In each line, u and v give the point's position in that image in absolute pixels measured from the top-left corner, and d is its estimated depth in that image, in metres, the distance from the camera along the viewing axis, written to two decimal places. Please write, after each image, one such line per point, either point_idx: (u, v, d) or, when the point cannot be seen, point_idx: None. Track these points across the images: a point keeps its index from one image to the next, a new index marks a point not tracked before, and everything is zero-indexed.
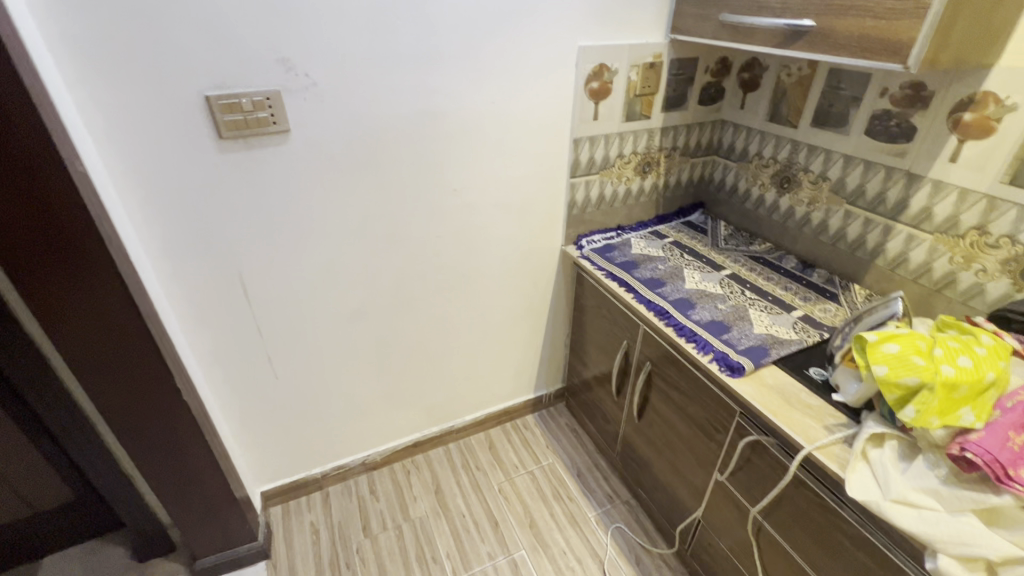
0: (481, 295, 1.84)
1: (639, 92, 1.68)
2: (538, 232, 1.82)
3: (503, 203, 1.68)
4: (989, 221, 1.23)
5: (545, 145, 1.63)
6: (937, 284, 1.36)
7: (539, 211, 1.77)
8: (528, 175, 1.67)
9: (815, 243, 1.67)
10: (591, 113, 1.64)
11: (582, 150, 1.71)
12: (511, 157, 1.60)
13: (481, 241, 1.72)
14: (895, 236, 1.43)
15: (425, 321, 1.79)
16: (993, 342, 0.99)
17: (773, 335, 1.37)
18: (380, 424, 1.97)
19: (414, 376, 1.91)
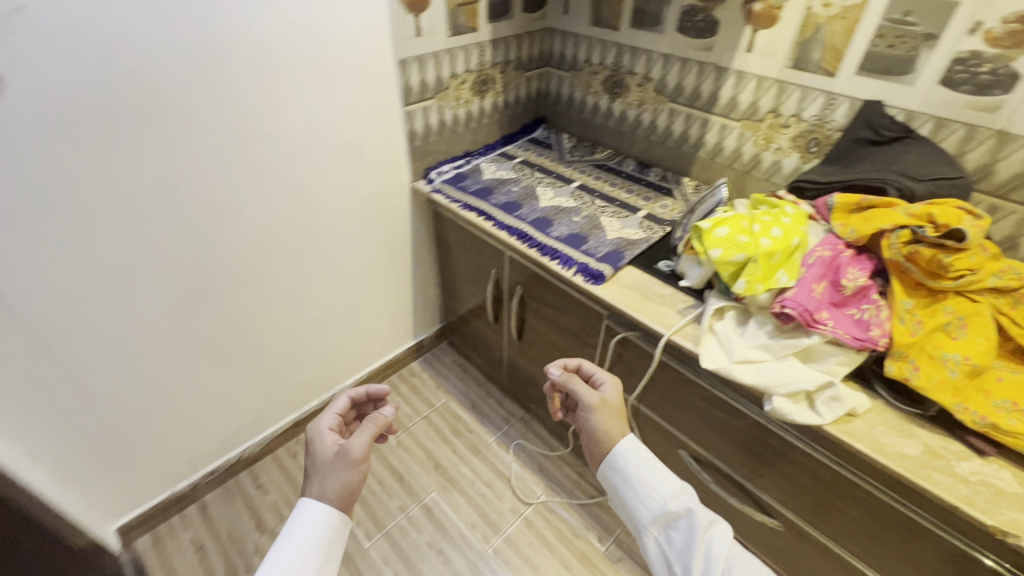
0: (333, 250, 1.67)
1: (460, 1, 1.54)
2: (381, 170, 1.66)
3: (334, 143, 1.48)
4: (780, 103, 1.40)
5: (365, 68, 1.43)
6: (747, 166, 1.54)
7: (376, 147, 1.60)
8: (354, 107, 1.47)
9: (648, 144, 1.77)
10: (413, 29, 1.47)
11: (411, 73, 1.54)
12: (329, 86, 1.38)
13: (319, 191, 1.52)
14: (711, 128, 1.57)
15: (273, 292, 1.58)
16: (795, 211, 1.15)
17: (625, 237, 1.45)
18: (248, 415, 1.76)
19: (278, 354, 1.71)
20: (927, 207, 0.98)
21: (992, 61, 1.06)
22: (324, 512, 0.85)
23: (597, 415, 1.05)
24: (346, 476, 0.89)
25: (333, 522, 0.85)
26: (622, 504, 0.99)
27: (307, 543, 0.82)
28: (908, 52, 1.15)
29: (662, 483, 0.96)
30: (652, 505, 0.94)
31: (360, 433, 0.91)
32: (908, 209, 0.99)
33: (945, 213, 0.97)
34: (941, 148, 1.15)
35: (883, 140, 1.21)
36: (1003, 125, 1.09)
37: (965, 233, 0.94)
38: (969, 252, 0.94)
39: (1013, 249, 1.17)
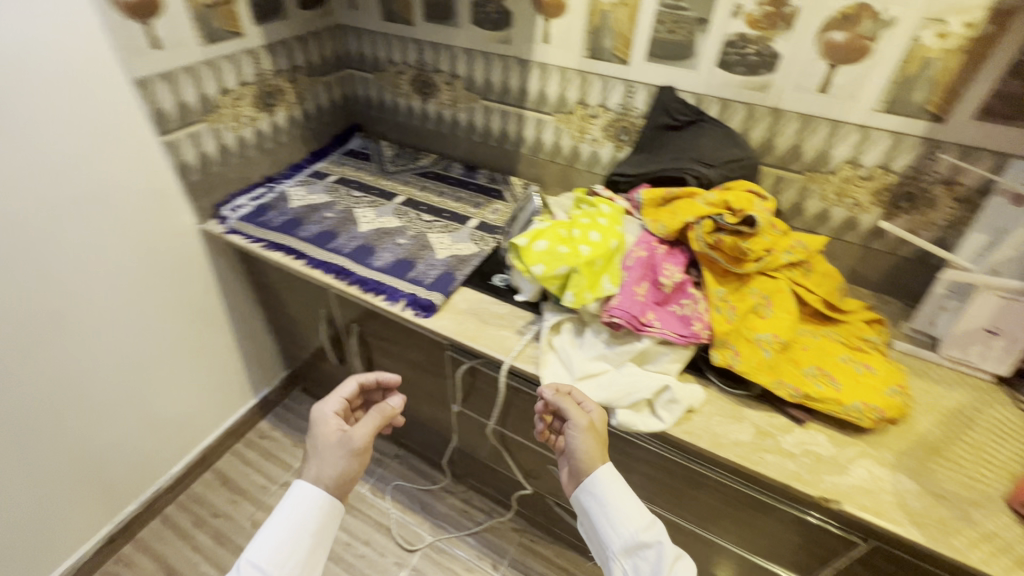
0: (103, 326, 1.31)
1: (208, 1, 1.26)
2: (148, 217, 1.33)
3: (61, 196, 1.14)
4: (585, 94, 1.36)
5: (78, 95, 1.10)
6: (568, 159, 1.51)
7: (132, 190, 1.27)
8: (81, 146, 1.14)
9: (470, 145, 1.66)
10: (146, 41, 1.17)
11: (159, 94, 1.24)
12: (24, 126, 1.03)
13: (56, 260, 1.17)
14: (527, 123, 1.50)
15: (19, 398, 1.19)
16: (611, 209, 1.11)
17: (456, 254, 1.33)
18: (27, 555, 1.36)
19: (50, 471, 1.32)
20: (720, 195, 1.00)
21: (755, 42, 1.11)
22: (318, 499, 0.85)
23: (580, 432, 0.89)
24: (345, 463, 0.89)
25: (329, 505, 0.86)
26: (588, 517, 0.86)
27: (300, 526, 0.83)
28: (686, 36, 1.16)
29: (635, 509, 0.83)
30: (623, 530, 0.81)
31: (363, 426, 0.91)
32: (706, 198, 1.00)
33: (736, 198, 0.99)
34: (729, 129, 1.19)
35: (680, 125, 1.22)
36: (774, 102, 1.16)
37: (756, 216, 0.96)
38: (763, 235, 0.97)
39: (800, 213, 1.28)
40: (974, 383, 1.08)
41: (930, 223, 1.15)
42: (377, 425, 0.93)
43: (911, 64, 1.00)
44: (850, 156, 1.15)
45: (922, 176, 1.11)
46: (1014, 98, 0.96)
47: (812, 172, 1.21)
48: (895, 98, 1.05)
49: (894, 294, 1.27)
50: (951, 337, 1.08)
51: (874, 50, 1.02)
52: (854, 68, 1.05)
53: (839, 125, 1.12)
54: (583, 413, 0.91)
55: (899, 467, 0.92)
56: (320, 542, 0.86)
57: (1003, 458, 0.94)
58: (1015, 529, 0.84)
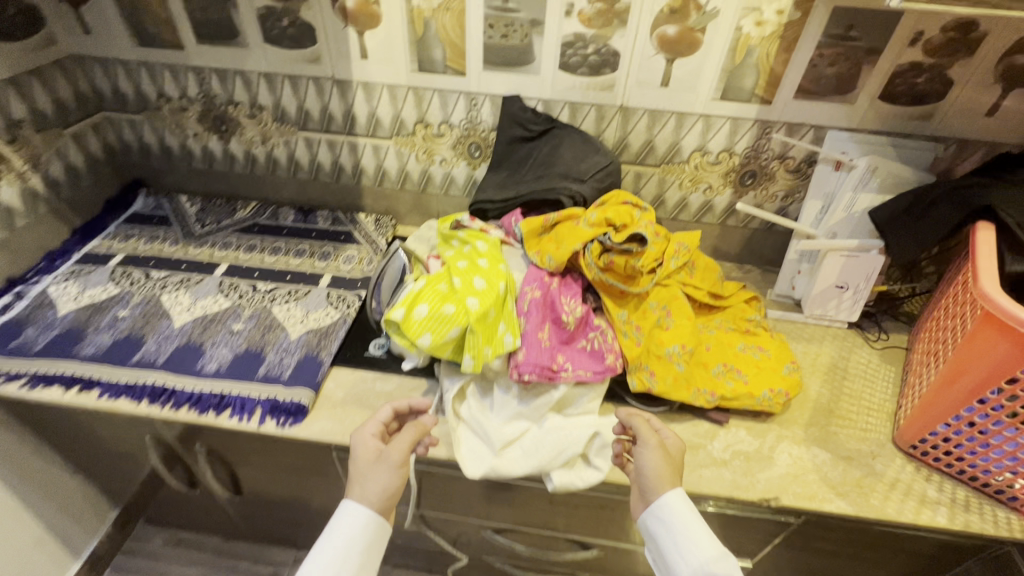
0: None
1: None
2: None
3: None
4: (424, 112, 1.20)
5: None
6: (420, 184, 1.34)
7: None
8: None
9: (298, 184, 1.39)
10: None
11: None
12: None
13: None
14: (363, 151, 1.29)
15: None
16: (487, 247, 0.99)
17: (315, 328, 1.09)
18: None
19: None
20: (600, 213, 0.93)
21: (593, 41, 1.05)
22: (366, 517, 0.76)
23: (650, 450, 0.82)
24: (386, 479, 0.80)
25: (374, 524, 0.77)
26: (650, 537, 0.80)
27: (346, 547, 0.74)
28: (522, 40, 1.06)
29: (707, 539, 0.75)
30: (693, 558, 0.75)
31: (401, 444, 0.83)
32: (587, 220, 0.92)
33: (616, 214, 0.93)
34: (584, 133, 1.14)
35: (535, 135, 1.14)
36: (622, 101, 1.12)
37: (641, 229, 0.91)
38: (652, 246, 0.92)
39: (663, 204, 1.29)
40: (836, 333, 1.19)
41: (772, 196, 1.23)
42: (415, 441, 0.85)
43: (738, 53, 1.03)
44: (699, 145, 1.17)
45: (760, 155, 1.17)
46: (824, 76, 1.04)
47: (668, 164, 1.21)
48: (729, 86, 1.07)
49: (751, 262, 1.36)
50: (812, 298, 1.17)
51: (704, 41, 1.02)
52: (689, 60, 1.05)
53: (685, 116, 1.13)
54: (653, 432, 0.84)
55: (810, 440, 0.97)
56: (368, 563, 0.76)
57: (878, 401, 1.05)
58: (908, 467, 0.93)
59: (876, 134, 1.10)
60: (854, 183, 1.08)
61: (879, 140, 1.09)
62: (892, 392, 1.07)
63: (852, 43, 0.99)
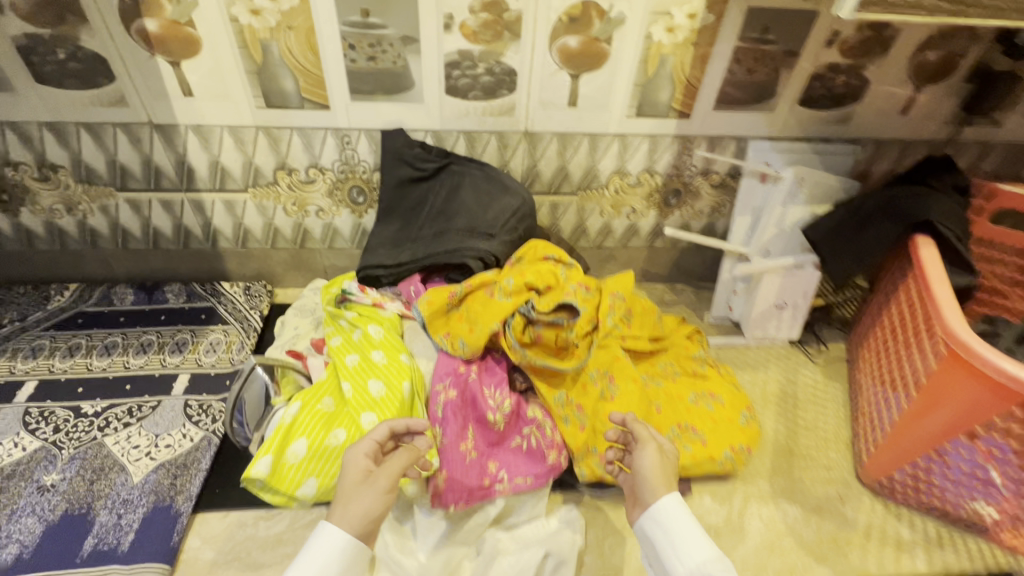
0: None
1: None
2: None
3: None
4: (283, 156, 0.95)
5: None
6: (295, 240, 1.09)
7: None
8: None
9: (132, 256, 1.08)
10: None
11: None
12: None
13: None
14: (212, 209, 1.02)
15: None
16: (382, 332, 0.78)
17: (167, 460, 0.82)
18: None
19: None
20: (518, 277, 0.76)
21: (483, 60, 0.86)
22: (337, 544, 0.53)
23: (643, 449, 0.65)
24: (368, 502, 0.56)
25: (351, 558, 0.53)
26: (648, 555, 0.61)
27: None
28: (395, 62, 0.85)
29: (699, 533, 0.57)
30: (690, 560, 0.56)
31: (393, 461, 0.60)
32: (502, 288, 0.75)
33: (536, 275, 0.76)
34: (486, 167, 0.95)
35: (428, 174, 0.92)
36: (525, 126, 0.95)
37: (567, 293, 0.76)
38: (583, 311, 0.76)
39: (584, 233, 1.14)
40: (779, 353, 1.12)
41: (698, 213, 1.13)
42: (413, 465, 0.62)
43: (650, 64, 0.89)
44: (617, 167, 1.03)
45: (683, 173, 1.05)
46: (742, 84, 0.93)
47: (585, 190, 1.06)
48: (644, 102, 0.93)
49: (683, 281, 1.26)
50: (752, 320, 1.09)
51: (611, 53, 0.87)
52: (597, 75, 0.89)
53: (598, 138, 0.98)
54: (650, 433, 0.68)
55: (777, 494, 0.87)
56: None
57: (833, 430, 0.98)
58: (877, 507, 0.86)
59: (797, 141, 1.02)
60: (783, 197, 0.99)
61: (800, 147, 1.01)
62: (844, 416, 1.00)
63: (769, 47, 0.88)
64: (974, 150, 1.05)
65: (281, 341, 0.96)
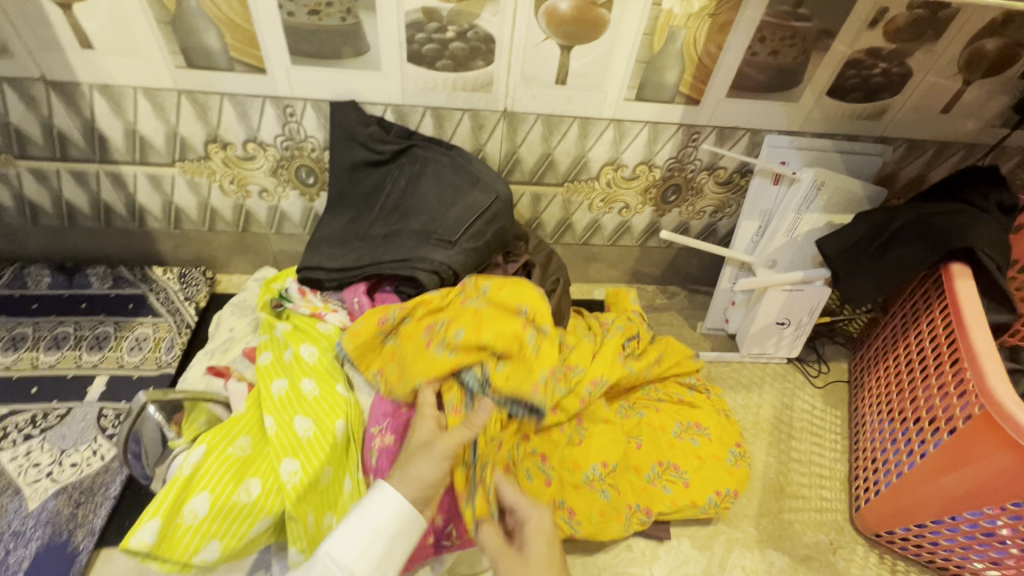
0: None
1: None
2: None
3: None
4: (214, 127, 0.80)
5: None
6: (237, 223, 0.95)
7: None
8: None
9: (47, 234, 0.94)
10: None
11: None
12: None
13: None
14: (135, 184, 0.87)
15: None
16: (317, 356, 0.67)
17: (71, 484, 0.71)
18: None
19: None
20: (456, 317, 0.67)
21: (453, 21, 0.70)
22: (390, 505, 0.49)
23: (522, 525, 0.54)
24: (428, 461, 0.54)
25: (403, 523, 0.49)
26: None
27: (371, 531, 0.48)
28: (344, 19, 0.69)
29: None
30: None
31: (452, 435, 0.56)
32: (441, 332, 0.66)
33: (473, 317, 0.67)
34: (455, 150, 0.80)
35: (386, 158, 0.78)
36: (505, 105, 0.80)
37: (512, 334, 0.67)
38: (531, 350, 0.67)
39: (570, 229, 1.01)
40: (776, 372, 1.02)
41: (699, 212, 0.99)
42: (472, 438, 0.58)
43: (657, 37, 0.74)
44: (610, 157, 0.89)
45: (686, 167, 0.91)
46: (763, 67, 0.78)
47: (572, 182, 0.92)
48: (646, 82, 0.79)
49: (676, 283, 1.14)
50: (749, 337, 0.98)
51: (610, 21, 0.71)
52: (591, 48, 0.74)
53: (590, 122, 0.83)
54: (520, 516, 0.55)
55: (764, 540, 0.79)
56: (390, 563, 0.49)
57: (828, 466, 0.89)
58: (871, 558, 0.79)
59: (818, 137, 0.88)
60: (796, 203, 0.86)
61: (823, 144, 0.87)
62: (841, 450, 0.91)
63: (799, 24, 0.73)
64: (1020, 156, 0.92)
65: (212, 343, 0.83)
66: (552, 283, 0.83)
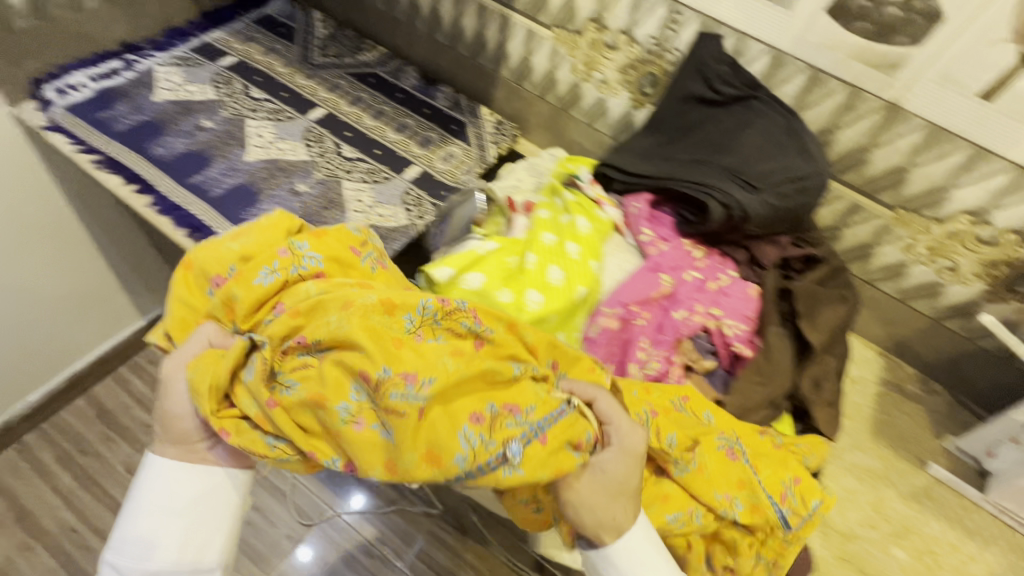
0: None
1: None
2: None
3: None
4: (605, 8, 0.88)
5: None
6: (563, 102, 1.04)
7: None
8: None
9: (431, 46, 1.15)
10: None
11: None
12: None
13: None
14: (514, 33, 1.00)
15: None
16: (589, 229, 0.73)
17: (375, 226, 0.93)
18: None
19: None
20: (625, 427, 0.56)
21: None
22: (162, 466, 0.58)
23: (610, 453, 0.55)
24: (205, 365, 0.58)
25: (182, 477, 0.58)
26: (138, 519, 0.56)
27: (158, 494, 0.57)
28: None
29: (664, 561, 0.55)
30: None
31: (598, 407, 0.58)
32: (521, 413, 0.55)
33: (722, 484, 0.57)
34: (792, 117, 0.77)
35: (721, 101, 0.79)
36: (895, 95, 0.71)
37: (268, 239, 0.68)
38: (286, 264, 0.66)
39: (864, 260, 0.89)
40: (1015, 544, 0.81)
41: None
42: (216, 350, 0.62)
43: None
44: (976, 207, 0.74)
45: None
46: None
47: (907, 211, 0.80)
48: None
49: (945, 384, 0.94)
50: (1013, 486, 0.79)
51: None
52: None
53: (985, 157, 0.70)
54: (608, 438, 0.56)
55: None
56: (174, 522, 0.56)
57: None
58: None
59: None
60: None
61: None
62: None
63: None
64: None
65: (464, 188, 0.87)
66: (840, 294, 0.71)
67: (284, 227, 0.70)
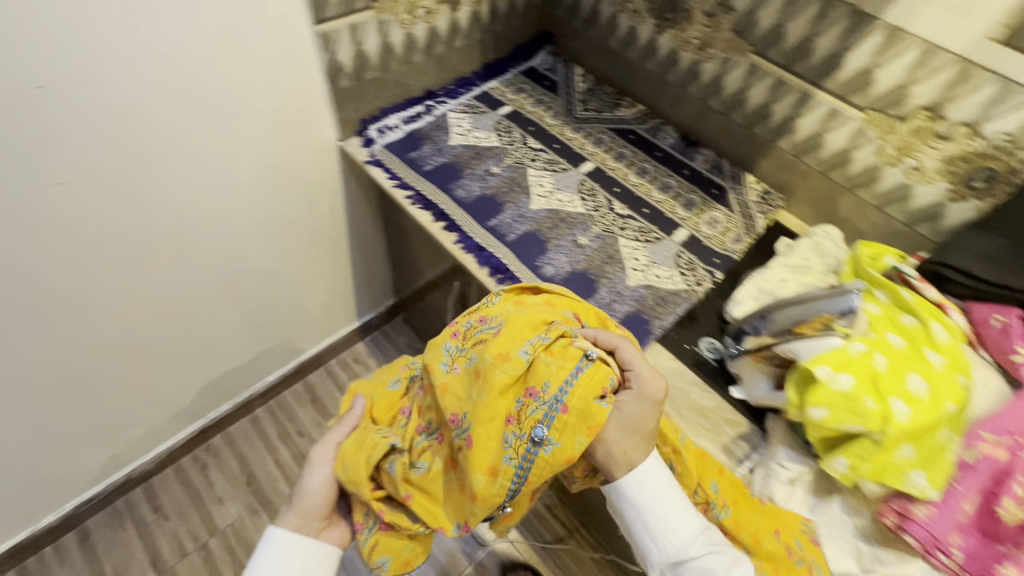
0: (229, 245, 1.13)
1: None
2: (285, 133, 1.05)
3: (192, 96, 0.87)
4: (948, 99, 0.82)
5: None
6: (851, 180, 1.01)
7: (271, 97, 0.97)
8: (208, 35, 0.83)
9: (699, 110, 1.17)
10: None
11: None
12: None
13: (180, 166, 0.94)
14: (812, 110, 0.99)
15: (129, 316, 1.08)
16: (947, 337, 0.69)
17: (655, 287, 0.95)
18: (119, 446, 1.33)
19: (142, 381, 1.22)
20: (644, 372, 0.68)
21: None
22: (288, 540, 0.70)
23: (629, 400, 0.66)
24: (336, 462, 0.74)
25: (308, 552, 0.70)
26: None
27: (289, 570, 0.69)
28: None
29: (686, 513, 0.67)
30: (673, 542, 0.66)
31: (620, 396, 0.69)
32: (541, 394, 0.66)
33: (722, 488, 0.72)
34: None
35: None
36: None
37: (384, 376, 0.88)
38: (405, 374, 0.84)
39: None
40: None
41: None
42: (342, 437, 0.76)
43: None
44: None
45: None
46: None
47: None
48: None
49: None
50: None
51: None
52: None
53: None
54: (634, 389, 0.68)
55: None
56: None
57: None
58: None
59: None
60: None
61: None
62: None
63: None
64: None
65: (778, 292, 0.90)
66: None
67: (399, 360, 0.90)
